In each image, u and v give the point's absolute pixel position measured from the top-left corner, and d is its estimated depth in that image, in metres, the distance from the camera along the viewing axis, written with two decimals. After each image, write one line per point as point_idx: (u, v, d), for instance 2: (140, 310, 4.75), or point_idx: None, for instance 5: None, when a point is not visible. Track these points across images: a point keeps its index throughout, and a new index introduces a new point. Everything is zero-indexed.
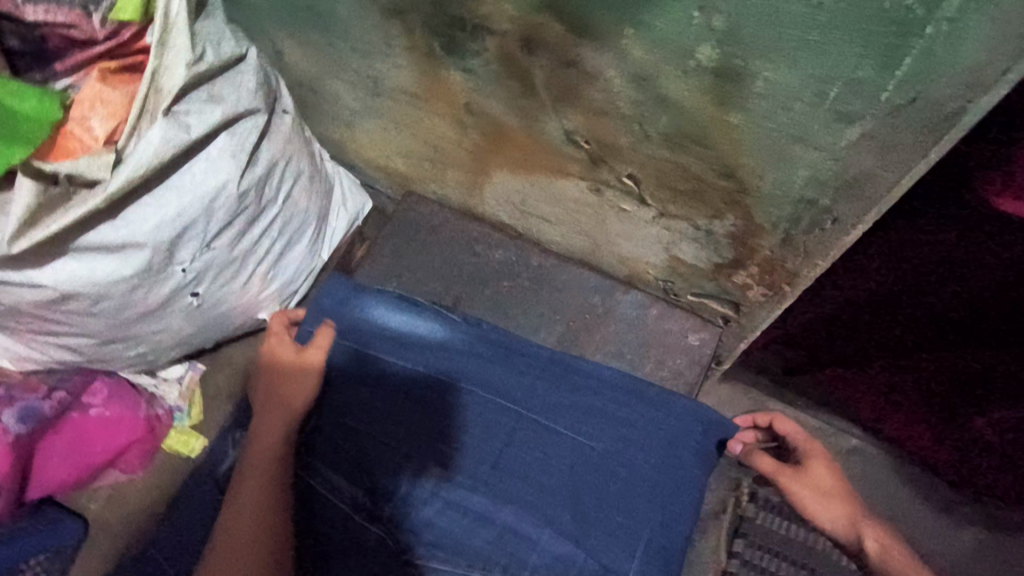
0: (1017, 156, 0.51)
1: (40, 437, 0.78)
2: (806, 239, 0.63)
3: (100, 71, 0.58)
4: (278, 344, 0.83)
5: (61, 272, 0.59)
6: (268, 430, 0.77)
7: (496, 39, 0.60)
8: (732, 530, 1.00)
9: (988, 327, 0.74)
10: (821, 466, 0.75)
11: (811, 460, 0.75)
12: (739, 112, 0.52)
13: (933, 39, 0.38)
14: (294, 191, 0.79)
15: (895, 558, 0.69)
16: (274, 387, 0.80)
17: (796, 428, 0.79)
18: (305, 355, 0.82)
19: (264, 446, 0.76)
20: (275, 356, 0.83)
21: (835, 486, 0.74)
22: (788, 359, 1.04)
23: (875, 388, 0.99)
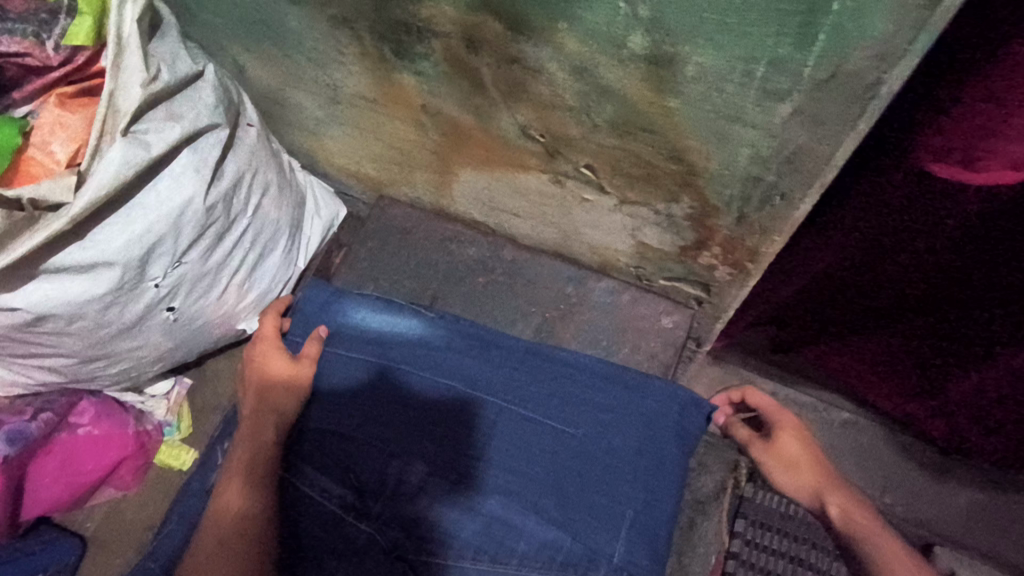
0: (945, 114, 0.53)
1: (30, 459, 0.78)
2: (759, 216, 0.64)
3: (58, 97, 0.60)
4: (268, 352, 0.86)
5: (33, 294, 0.60)
6: (258, 434, 0.80)
7: (441, 41, 0.61)
8: (733, 511, 1.01)
9: (959, 283, 0.76)
10: (790, 436, 0.77)
11: (780, 430, 0.78)
12: (676, 97, 0.54)
13: (842, 13, 0.41)
14: (263, 202, 0.80)
15: (856, 519, 0.69)
16: (265, 395, 0.83)
17: (769, 401, 0.81)
18: (296, 365, 0.85)
19: (252, 450, 0.79)
20: (266, 364, 0.86)
21: (803, 456, 0.76)
22: (769, 336, 1.06)
23: (858, 357, 1.00)
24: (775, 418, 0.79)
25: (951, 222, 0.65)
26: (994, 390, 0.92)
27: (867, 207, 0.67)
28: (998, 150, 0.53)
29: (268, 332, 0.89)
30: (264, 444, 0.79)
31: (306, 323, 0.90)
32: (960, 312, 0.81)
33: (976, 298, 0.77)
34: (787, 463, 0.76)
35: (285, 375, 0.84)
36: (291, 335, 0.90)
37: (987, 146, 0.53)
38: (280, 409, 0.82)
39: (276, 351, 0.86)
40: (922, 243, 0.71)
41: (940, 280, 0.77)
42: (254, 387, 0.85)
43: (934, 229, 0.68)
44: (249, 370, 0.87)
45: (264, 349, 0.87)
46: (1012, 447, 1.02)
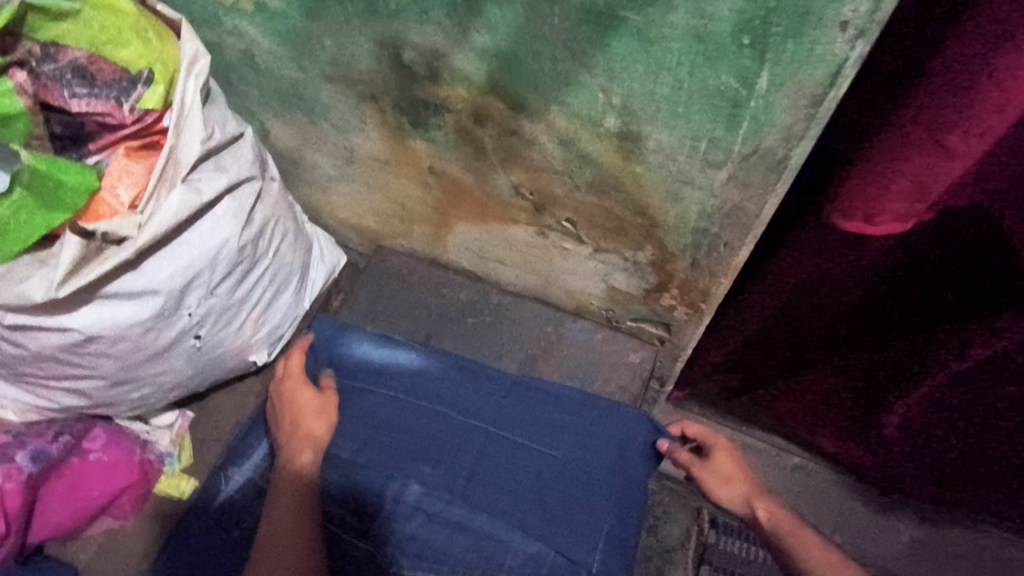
0: (834, 195, 0.69)
1: (44, 481, 0.85)
2: (708, 261, 0.79)
3: (126, 149, 0.71)
4: (297, 388, 0.92)
5: (87, 316, 0.69)
6: (295, 456, 0.86)
7: (454, 115, 0.76)
8: (698, 558, 1.10)
9: (876, 321, 0.92)
10: (722, 453, 0.93)
11: (714, 448, 0.93)
12: (640, 164, 0.69)
13: (756, 109, 0.56)
14: (282, 246, 0.90)
15: (781, 519, 0.84)
16: (297, 421, 0.89)
17: (705, 429, 0.96)
18: (322, 397, 0.92)
19: (290, 469, 0.85)
20: (293, 395, 0.92)
21: (733, 468, 0.91)
22: (722, 381, 1.19)
23: (802, 399, 1.14)
24: (709, 437, 0.95)
25: (864, 267, 0.80)
26: (918, 420, 1.07)
27: (794, 260, 0.83)
28: (885, 208, 0.66)
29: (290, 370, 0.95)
30: (303, 465, 0.85)
31: (315, 358, 0.98)
32: (882, 346, 0.95)
33: (892, 331, 0.92)
34: (723, 477, 0.91)
35: (313, 403, 0.91)
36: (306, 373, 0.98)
37: (877, 205, 0.66)
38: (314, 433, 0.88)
39: (303, 387, 0.92)
40: (843, 289, 0.87)
41: (858, 323, 0.93)
42: (285, 418, 0.90)
43: (844, 279, 0.84)
44: (276, 405, 0.92)
45: (291, 385, 0.93)
46: (943, 479, 1.15)
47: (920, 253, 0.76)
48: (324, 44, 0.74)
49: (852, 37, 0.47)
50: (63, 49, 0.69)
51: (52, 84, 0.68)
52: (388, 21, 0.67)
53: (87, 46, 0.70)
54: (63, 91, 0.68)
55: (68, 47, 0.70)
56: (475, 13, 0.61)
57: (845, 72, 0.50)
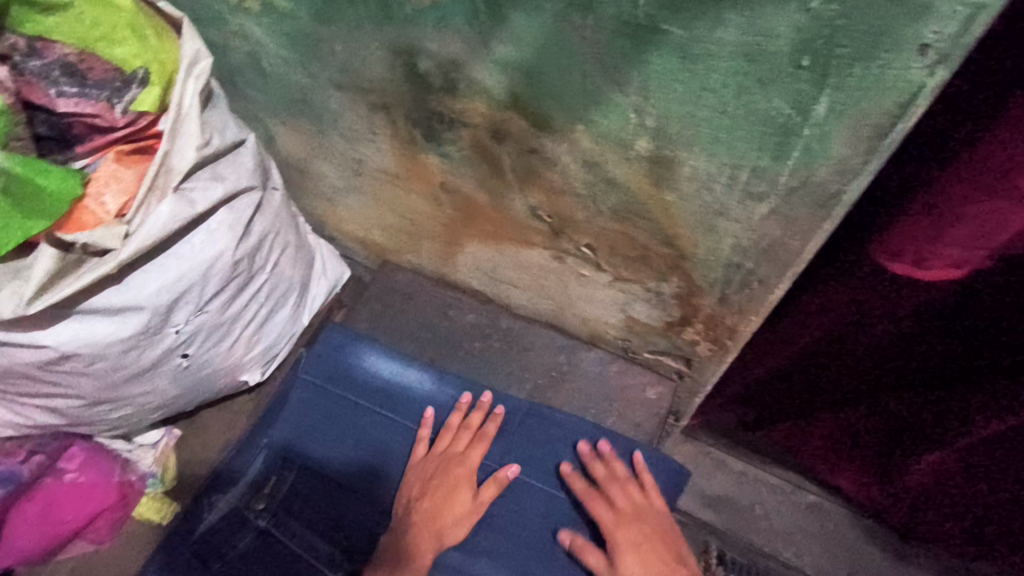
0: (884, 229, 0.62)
1: (13, 502, 0.79)
2: (738, 298, 0.73)
3: (116, 153, 0.66)
4: (460, 478, 0.84)
5: (63, 333, 0.64)
6: (413, 553, 0.79)
7: (469, 130, 0.70)
8: None
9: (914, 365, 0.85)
10: (630, 557, 0.78)
11: (620, 552, 0.78)
12: (672, 192, 0.63)
13: (810, 137, 0.50)
14: (281, 259, 0.85)
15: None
16: (435, 518, 0.81)
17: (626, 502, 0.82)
18: (474, 503, 0.82)
19: (397, 560, 0.78)
20: (452, 490, 0.83)
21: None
22: (741, 413, 1.12)
23: (826, 440, 1.07)
24: (610, 531, 0.79)
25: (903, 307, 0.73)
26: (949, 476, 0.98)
27: (825, 293, 0.77)
28: (939, 254, 0.59)
29: (457, 452, 0.86)
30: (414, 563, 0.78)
31: (320, 367, 0.93)
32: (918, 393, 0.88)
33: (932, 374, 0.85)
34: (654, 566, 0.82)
35: (464, 507, 0.82)
36: (302, 383, 0.92)
37: (930, 249, 0.59)
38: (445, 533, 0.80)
39: (468, 482, 0.84)
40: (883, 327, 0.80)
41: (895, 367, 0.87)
42: (421, 506, 0.82)
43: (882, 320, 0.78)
44: (420, 490, 0.83)
45: (457, 476, 0.84)
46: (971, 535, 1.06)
47: (971, 299, 0.68)
48: (335, 49, 0.69)
49: (933, 63, 0.41)
50: (50, 45, 0.65)
51: (35, 80, 0.64)
52: (403, 27, 0.62)
53: (76, 41, 0.66)
54: (49, 90, 0.64)
55: (56, 42, 0.66)
56: (498, 22, 0.56)
57: (916, 102, 0.44)
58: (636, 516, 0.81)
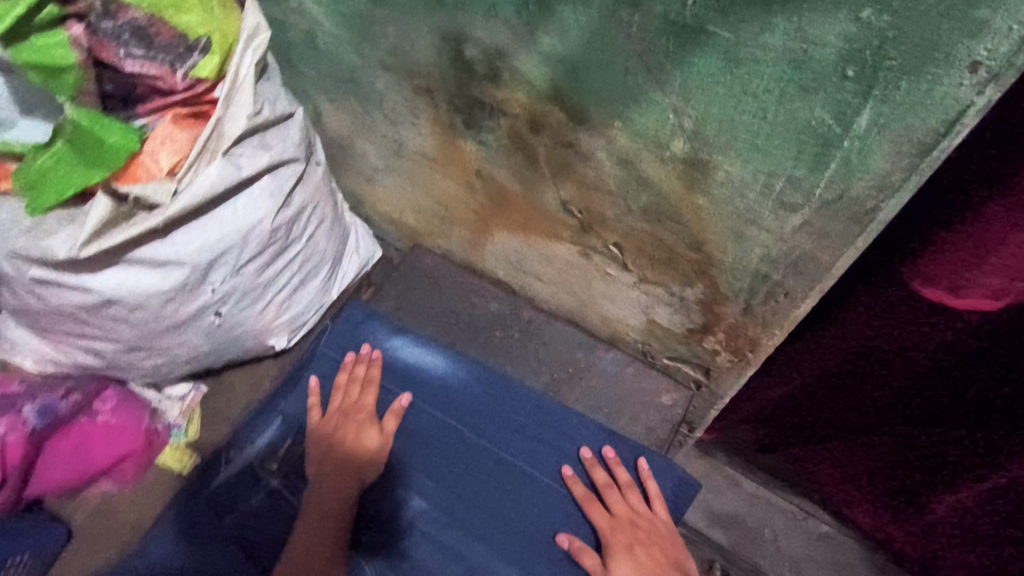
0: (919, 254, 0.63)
1: (49, 435, 0.83)
2: (763, 309, 0.72)
3: (173, 115, 0.68)
4: (361, 421, 0.87)
5: (110, 279, 0.67)
6: (335, 486, 0.82)
7: (509, 119, 0.71)
8: None
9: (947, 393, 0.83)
10: (624, 559, 0.78)
11: (614, 555, 0.78)
12: (704, 196, 0.62)
13: (850, 150, 0.49)
14: (317, 232, 0.88)
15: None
16: (344, 452, 0.84)
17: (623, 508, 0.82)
18: (378, 437, 0.86)
19: (326, 493, 0.82)
20: (355, 426, 0.86)
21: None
22: (759, 433, 1.07)
23: (843, 472, 1.02)
24: (606, 534, 0.80)
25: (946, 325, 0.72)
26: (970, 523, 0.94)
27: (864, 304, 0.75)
28: (976, 281, 0.61)
29: (350, 400, 0.90)
30: (339, 494, 0.82)
31: (340, 340, 0.96)
32: (949, 425, 0.86)
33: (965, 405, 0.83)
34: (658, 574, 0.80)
35: (367, 439, 0.86)
36: (325, 353, 0.95)
37: (968, 276, 0.61)
38: (363, 471, 0.84)
39: (368, 422, 0.87)
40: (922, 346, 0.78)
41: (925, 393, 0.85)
42: (329, 449, 0.85)
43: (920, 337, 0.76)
44: (327, 431, 0.87)
45: (359, 414, 0.88)
46: None
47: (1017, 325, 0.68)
48: (386, 31, 0.71)
49: (983, 81, 0.40)
50: (123, 8, 0.66)
51: (107, 40, 0.65)
52: (454, 13, 0.64)
53: (146, 6, 0.67)
54: (117, 50, 0.66)
55: (127, 6, 0.67)
56: (546, 14, 0.57)
57: (963, 120, 0.43)
58: (632, 520, 0.81)
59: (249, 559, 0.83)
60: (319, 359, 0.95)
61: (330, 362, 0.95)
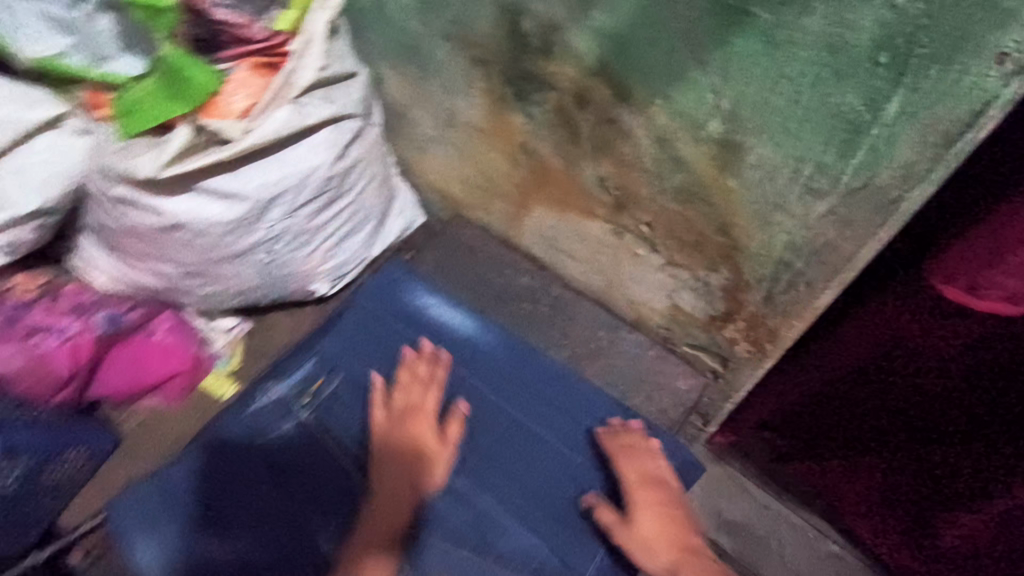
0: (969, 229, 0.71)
1: (112, 345, 0.90)
2: (784, 298, 0.74)
3: (251, 63, 0.75)
4: (425, 426, 0.88)
5: (182, 205, 0.75)
6: (398, 488, 0.83)
7: (557, 93, 0.75)
8: None
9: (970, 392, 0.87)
10: (647, 515, 0.81)
11: (638, 510, 0.82)
12: (735, 178, 0.65)
13: (877, 138, 0.51)
14: (367, 188, 0.94)
15: None
16: (408, 457, 0.85)
17: (657, 467, 0.85)
18: (441, 442, 0.87)
19: (391, 494, 0.83)
20: (419, 430, 0.87)
21: (657, 535, 0.80)
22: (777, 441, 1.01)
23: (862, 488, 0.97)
24: (630, 489, 0.84)
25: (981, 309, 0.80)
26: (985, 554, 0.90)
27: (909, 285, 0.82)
28: (995, 282, 0.73)
29: (414, 401, 0.90)
30: (403, 501, 0.82)
31: (377, 293, 1.01)
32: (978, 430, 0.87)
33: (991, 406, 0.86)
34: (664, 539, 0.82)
35: (432, 446, 0.87)
36: (362, 302, 1.00)
37: (985, 276, 0.73)
38: (427, 479, 0.85)
39: (433, 429, 0.88)
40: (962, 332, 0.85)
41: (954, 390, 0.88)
42: (394, 452, 0.86)
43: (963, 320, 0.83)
44: (393, 432, 0.87)
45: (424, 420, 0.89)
46: None
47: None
48: (451, 1, 0.76)
49: (1010, 73, 0.42)
50: None
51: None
52: None
53: None
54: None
55: None
56: None
57: (988, 112, 0.45)
58: (654, 480, 0.85)
59: (275, 478, 0.89)
60: (355, 309, 1.00)
61: (365, 311, 1.00)
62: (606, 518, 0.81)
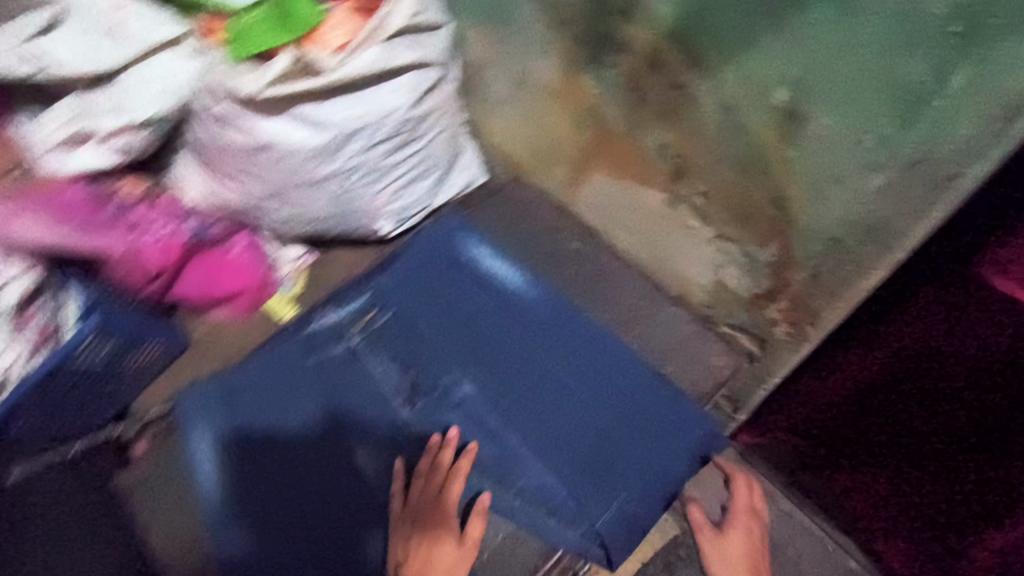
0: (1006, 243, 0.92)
1: (192, 255, 0.96)
2: (830, 277, 0.75)
3: (349, 7, 0.83)
4: (444, 529, 0.83)
5: (271, 127, 0.82)
6: None
7: (630, 57, 0.79)
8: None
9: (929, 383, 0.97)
10: (738, 533, 0.96)
11: (732, 528, 0.97)
12: (795, 148, 0.67)
13: (939, 110, 0.53)
14: (438, 137, 0.99)
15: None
16: (424, 560, 0.81)
17: (761, 506, 0.99)
18: (462, 547, 0.82)
19: None
20: (437, 534, 0.83)
21: (741, 557, 0.94)
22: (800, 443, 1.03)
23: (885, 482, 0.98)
24: (736, 512, 0.98)
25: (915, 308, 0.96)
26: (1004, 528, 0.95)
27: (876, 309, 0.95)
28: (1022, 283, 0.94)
29: (431, 494, 0.85)
30: None
31: (434, 239, 1.06)
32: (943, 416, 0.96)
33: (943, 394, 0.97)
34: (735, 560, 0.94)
35: (450, 547, 0.82)
36: (416, 244, 1.06)
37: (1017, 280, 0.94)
38: None
39: (453, 529, 0.83)
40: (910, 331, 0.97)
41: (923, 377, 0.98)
42: (411, 549, 0.82)
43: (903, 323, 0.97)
44: (408, 531, 0.83)
45: (443, 523, 0.83)
46: None
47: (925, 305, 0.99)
48: None
49: None
50: None
51: None
52: None
53: None
54: None
55: None
56: None
57: None
58: (757, 514, 0.99)
59: (323, 396, 0.96)
60: (409, 250, 1.06)
61: (419, 254, 1.05)
62: (696, 518, 0.98)
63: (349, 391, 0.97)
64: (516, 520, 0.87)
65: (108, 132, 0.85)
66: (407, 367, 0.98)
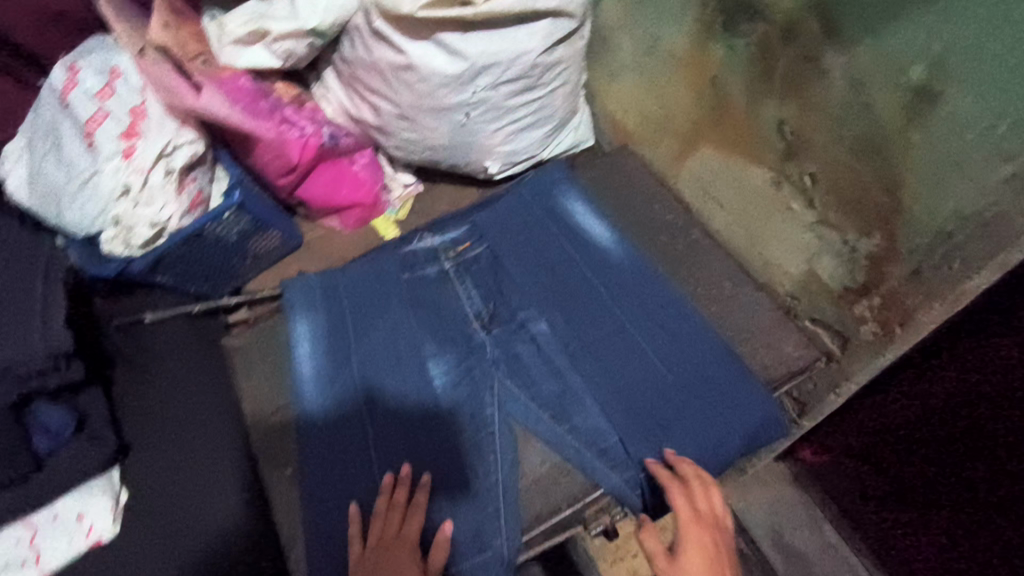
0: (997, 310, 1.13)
1: (321, 160, 1.07)
2: (933, 274, 0.80)
3: None
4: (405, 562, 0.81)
5: (419, 50, 0.92)
6: None
7: (766, 27, 0.94)
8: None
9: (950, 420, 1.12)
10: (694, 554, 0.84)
11: (685, 547, 0.84)
12: (920, 132, 0.81)
13: None
14: (558, 90, 1.04)
15: None
16: None
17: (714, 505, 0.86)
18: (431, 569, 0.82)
19: None
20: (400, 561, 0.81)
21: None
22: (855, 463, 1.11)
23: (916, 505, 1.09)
24: (683, 527, 0.85)
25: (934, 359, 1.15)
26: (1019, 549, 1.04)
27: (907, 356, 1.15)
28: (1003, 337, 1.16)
29: (391, 530, 0.83)
30: None
31: (538, 187, 1.10)
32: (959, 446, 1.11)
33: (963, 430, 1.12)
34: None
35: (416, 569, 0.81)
36: (519, 189, 1.10)
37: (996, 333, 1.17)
38: None
39: (414, 560, 0.82)
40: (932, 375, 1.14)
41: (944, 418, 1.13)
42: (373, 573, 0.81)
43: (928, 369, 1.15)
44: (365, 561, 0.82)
45: (401, 557, 0.81)
46: None
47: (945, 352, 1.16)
48: None
49: None
50: None
51: None
52: None
53: None
54: None
55: None
56: None
57: None
58: (709, 520, 0.86)
59: (410, 305, 1.03)
60: (512, 195, 1.11)
61: (521, 198, 1.10)
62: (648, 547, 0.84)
63: (435, 306, 1.03)
64: (565, 453, 0.91)
65: (280, 34, 0.96)
66: (489, 296, 1.03)
